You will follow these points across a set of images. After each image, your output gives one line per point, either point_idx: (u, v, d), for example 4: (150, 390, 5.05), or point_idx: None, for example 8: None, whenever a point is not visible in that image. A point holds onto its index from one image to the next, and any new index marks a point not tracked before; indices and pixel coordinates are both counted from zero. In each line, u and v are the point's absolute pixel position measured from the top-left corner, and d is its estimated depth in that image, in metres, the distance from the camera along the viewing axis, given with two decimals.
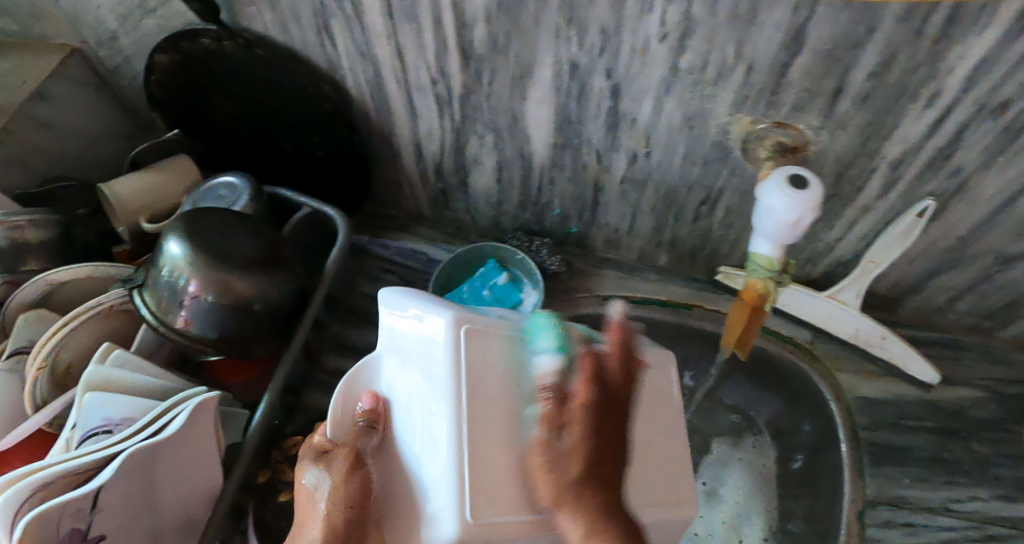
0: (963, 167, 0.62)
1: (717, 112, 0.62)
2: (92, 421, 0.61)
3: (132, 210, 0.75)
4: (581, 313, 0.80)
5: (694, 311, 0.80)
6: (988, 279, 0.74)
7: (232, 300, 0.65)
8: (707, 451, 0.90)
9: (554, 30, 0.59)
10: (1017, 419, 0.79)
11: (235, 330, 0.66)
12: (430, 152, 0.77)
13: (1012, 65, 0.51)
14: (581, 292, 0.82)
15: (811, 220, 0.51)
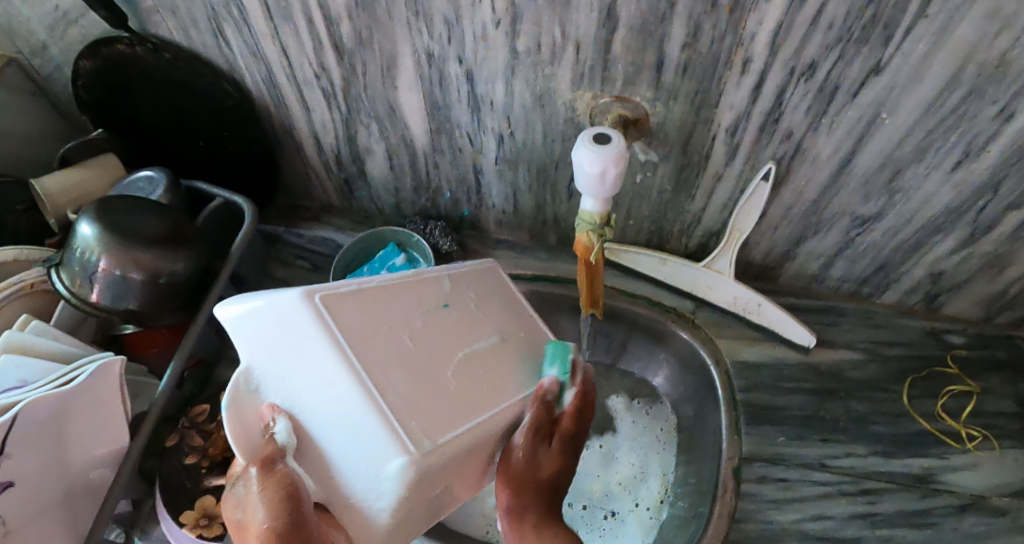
0: (793, 130, 0.66)
1: (560, 90, 0.69)
2: (5, 381, 0.66)
3: (61, 203, 0.84)
4: None
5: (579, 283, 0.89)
6: (851, 243, 0.79)
7: (140, 274, 0.73)
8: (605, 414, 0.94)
9: (406, 22, 0.66)
10: (894, 379, 0.81)
11: (143, 301, 0.74)
12: (328, 143, 0.87)
13: (806, 29, 0.56)
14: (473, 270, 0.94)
15: (615, 172, 0.56)
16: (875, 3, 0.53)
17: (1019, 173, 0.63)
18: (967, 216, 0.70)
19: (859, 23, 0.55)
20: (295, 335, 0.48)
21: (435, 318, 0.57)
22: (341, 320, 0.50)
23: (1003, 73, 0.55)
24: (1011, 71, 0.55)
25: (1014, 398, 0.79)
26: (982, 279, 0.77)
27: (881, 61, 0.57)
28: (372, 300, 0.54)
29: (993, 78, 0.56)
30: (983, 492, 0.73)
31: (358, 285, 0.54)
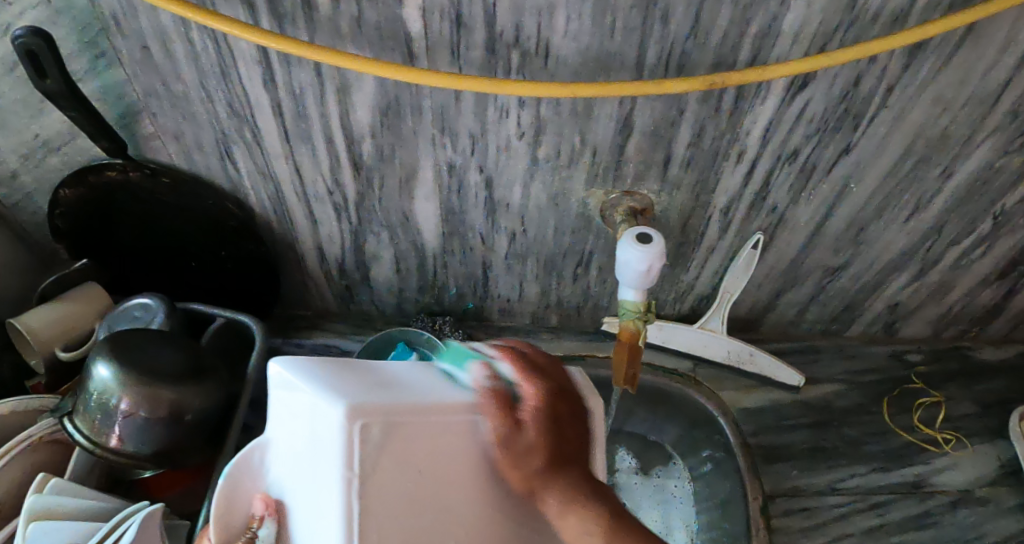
0: (778, 204, 0.76)
1: (575, 190, 0.74)
2: None
3: (42, 330, 0.77)
4: None
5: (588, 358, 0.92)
6: (822, 286, 0.87)
7: (164, 413, 0.69)
8: (615, 477, 0.99)
9: (431, 138, 0.69)
10: (874, 401, 0.91)
11: (169, 440, 0.69)
12: (332, 253, 0.86)
13: (791, 123, 0.67)
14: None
15: (660, 266, 0.61)
16: (846, 100, 0.64)
17: (956, 218, 0.77)
18: (918, 255, 0.82)
19: (834, 116, 0.66)
20: (319, 462, 0.35)
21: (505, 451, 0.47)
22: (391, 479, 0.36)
23: (943, 143, 0.68)
24: (949, 141, 0.68)
25: (972, 400, 0.91)
26: (931, 303, 0.89)
27: (851, 142, 0.69)
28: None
29: (937, 148, 0.69)
30: (965, 485, 0.84)
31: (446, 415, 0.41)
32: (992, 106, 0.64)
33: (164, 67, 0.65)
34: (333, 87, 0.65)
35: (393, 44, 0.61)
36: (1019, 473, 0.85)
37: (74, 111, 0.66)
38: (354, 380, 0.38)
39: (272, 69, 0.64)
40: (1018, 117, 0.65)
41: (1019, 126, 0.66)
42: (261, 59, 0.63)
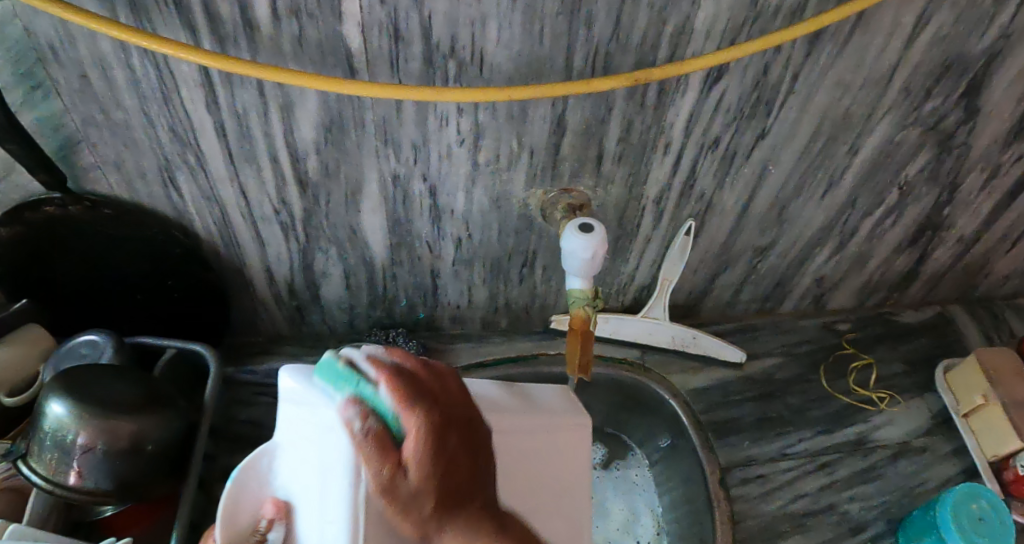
0: (705, 191, 0.82)
1: (516, 193, 0.78)
2: None
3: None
4: None
5: (542, 358, 0.94)
6: (754, 269, 0.94)
7: (124, 445, 0.67)
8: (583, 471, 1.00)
9: (375, 150, 0.72)
10: (811, 370, 0.97)
11: (130, 474, 0.68)
12: (281, 274, 0.86)
13: (710, 113, 0.73)
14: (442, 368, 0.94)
15: (603, 252, 0.65)
16: (758, 89, 0.71)
17: (867, 192, 0.85)
18: (837, 228, 0.89)
19: (747, 105, 0.72)
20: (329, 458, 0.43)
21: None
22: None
23: (848, 122, 0.76)
24: (852, 121, 0.76)
25: (901, 359, 1.00)
26: (854, 273, 0.97)
27: (765, 128, 0.75)
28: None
29: (842, 127, 0.76)
30: (903, 438, 0.91)
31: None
32: (885, 86, 0.72)
33: (102, 93, 0.65)
34: (276, 104, 0.67)
35: (334, 60, 0.64)
36: (950, 421, 0.93)
37: (12, 144, 0.66)
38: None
39: (214, 91, 0.65)
40: (909, 95, 0.73)
41: (910, 102, 0.74)
42: (203, 81, 0.64)
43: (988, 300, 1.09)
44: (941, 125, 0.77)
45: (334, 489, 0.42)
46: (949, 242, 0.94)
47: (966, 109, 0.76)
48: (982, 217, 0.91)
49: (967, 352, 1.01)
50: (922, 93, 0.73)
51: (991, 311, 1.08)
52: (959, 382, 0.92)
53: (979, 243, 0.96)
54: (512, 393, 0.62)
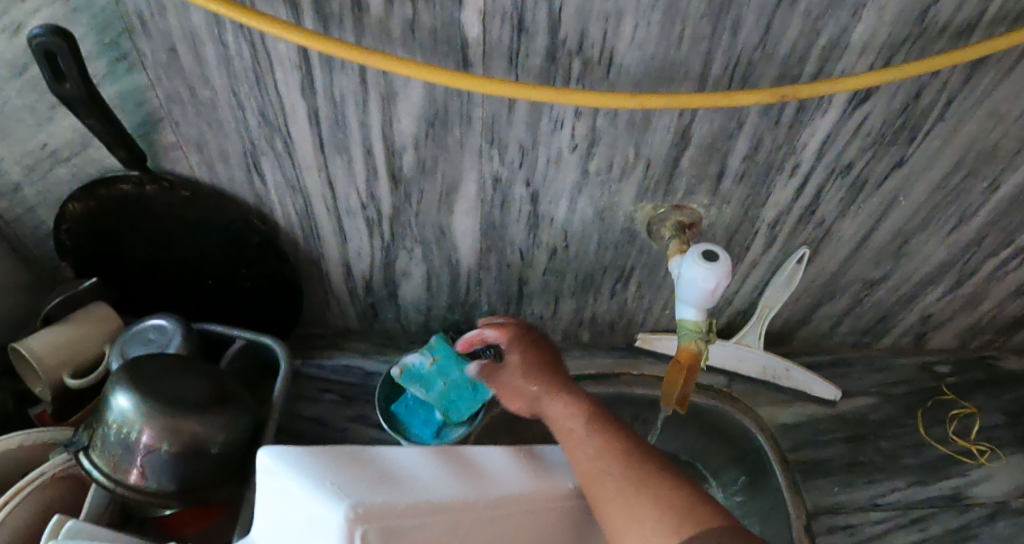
0: (826, 218, 0.74)
1: (623, 204, 0.71)
2: None
3: (39, 349, 0.71)
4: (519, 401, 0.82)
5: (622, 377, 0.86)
6: (861, 302, 0.86)
7: (189, 445, 0.64)
8: None
9: (477, 149, 0.66)
10: (908, 413, 0.89)
11: (193, 475, 0.65)
12: (360, 270, 0.80)
13: (846, 138, 0.67)
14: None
15: (725, 284, 0.59)
16: (905, 113, 0.65)
17: (998, 230, 0.77)
18: (957, 266, 0.81)
19: (891, 130, 0.66)
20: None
21: (477, 526, 0.53)
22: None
23: (994, 156, 0.69)
24: (1000, 154, 0.69)
25: (1002, 410, 0.90)
26: (962, 315, 0.88)
27: (904, 155, 0.69)
28: (420, 524, 0.48)
29: (986, 161, 0.70)
30: (1001, 497, 0.83)
31: (417, 509, 0.48)
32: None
33: (192, 71, 0.61)
34: (376, 96, 0.62)
35: (447, 50, 0.58)
36: None
37: (93, 120, 0.62)
38: (344, 472, 0.49)
39: (312, 76, 0.60)
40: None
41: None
42: (301, 62, 0.59)
43: None
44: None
45: None
46: None
47: None
48: None
49: None
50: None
51: None
52: None
53: None
54: (507, 462, 0.62)
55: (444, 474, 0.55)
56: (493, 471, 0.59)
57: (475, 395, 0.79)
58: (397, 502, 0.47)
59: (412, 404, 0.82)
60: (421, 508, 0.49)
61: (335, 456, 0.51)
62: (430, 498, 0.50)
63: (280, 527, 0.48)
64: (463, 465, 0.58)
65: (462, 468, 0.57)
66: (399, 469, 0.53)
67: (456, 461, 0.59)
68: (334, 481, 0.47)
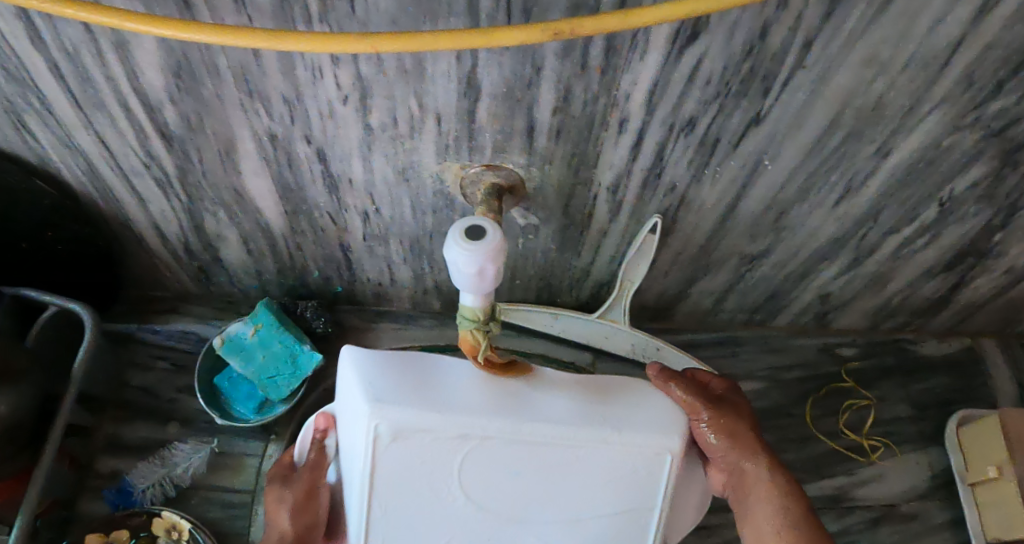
0: (676, 183, 0.61)
1: (425, 163, 0.60)
2: None
3: None
4: None
5: None
6: (741, 278, 0.75)
7: None
8: None
9: (240, 103, 0.56)
10: (797, 403, 0.80)
11: None
12: (172, 234, 0.73)
13: (683, 86, 0.50)
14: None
15: (495, 268, 0.49)
16: (751, 57, 0.47)
17: (897, 202, 0.63)
18: (852, 242, 0.69)
19: (736, 78, 0.49)
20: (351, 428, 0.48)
21: (507, 454, 0.49)
22: (388, 452, 0.46)
23: (878, 115, 0.53)
24: (885, 113, 0.53)
25: (907, 401, 0.82)
26: (867, 295, 0.77)
27: (761, 112, 0.53)
28: (425, 439, 0.46)
29: (871, 120, 0.54)
30: (890, 500, 0.76)
31: (433, 425, 0.46)
32: (943, 66, 0.48)
33: None
34: (109, 44, 0.50)
35: None
36: (951, 486, 0.78)
37: None
38: (388, 374, 0.48)
39: (36, 26, 0.48)
40: (973, 86, 0.50)
41: (973, 97, 0.51)
42: (17, 10, 0.47)
43: None
44: (1009, 131, 0.55)
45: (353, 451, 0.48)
46: (995, 272, 0.74)
47: None
48: None
49: (993, 401, 0.83)
50: (990, 87, 0.50)
51: None
52: (973, 441, 0.75)
53: None
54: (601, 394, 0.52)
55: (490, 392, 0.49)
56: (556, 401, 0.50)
57: (294, 372, 0.70)
58: (410, 413, 0.46)
59: (237, 377, 0.73)
60: (433, 425, 0.46)
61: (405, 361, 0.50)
62: (457, 417, 0.47)
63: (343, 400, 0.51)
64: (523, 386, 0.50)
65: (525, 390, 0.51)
66: (446, 385, 0.49)
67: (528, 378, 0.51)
68: (381, 379, 0.47)
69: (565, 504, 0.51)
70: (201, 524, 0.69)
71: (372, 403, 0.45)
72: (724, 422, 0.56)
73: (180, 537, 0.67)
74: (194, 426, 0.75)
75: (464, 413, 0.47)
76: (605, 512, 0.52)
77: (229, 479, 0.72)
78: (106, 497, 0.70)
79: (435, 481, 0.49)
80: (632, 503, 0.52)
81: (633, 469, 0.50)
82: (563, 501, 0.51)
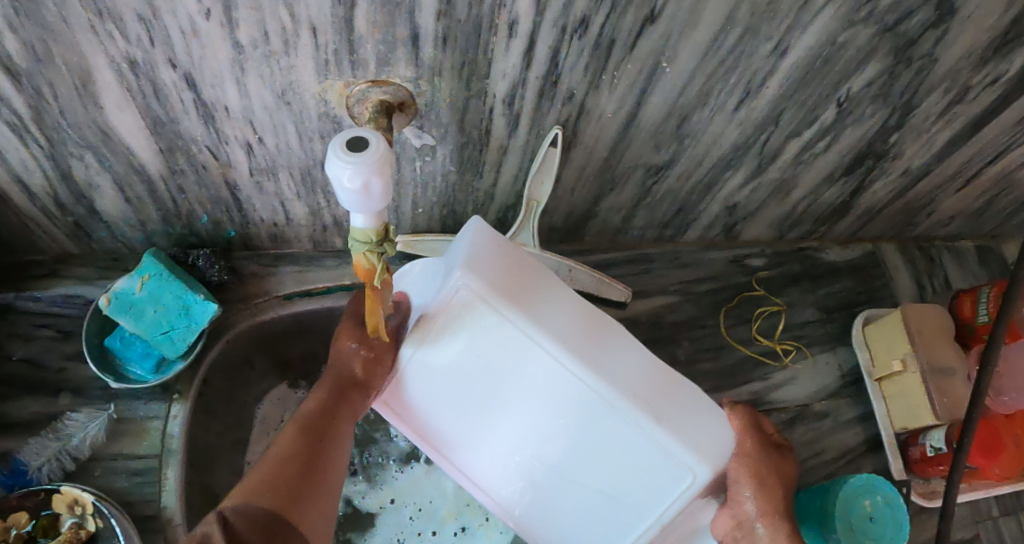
0: (575, 91, 0.59)
1: (304, 82, 0.56)
2: None
3: None
4: (264, 320, 0.76)
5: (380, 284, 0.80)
6: (649, 193, 0.75)
7: None
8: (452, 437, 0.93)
9: (87, 25, 0.48)
10: (711, 313, 0.82)
11: None
12: (37, 186, 0.65)
13: None
14: (259, 296, 0.76)
15: (381, 183, 0.44)
16: None
17: (795, 104, 0.64)
18: (753, 149, 0.69)
19: None
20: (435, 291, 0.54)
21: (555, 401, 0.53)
22: (454, 329, 0.51)
23: (773, 10, 0.52)
24: (780, 8, 0.52)
25: (815, 305, 0.85)
26: (772, 204, 0.79)
27: (655, 9, 0.51)
28: (491, 351, 0.51)
29: (765, 16, 0.52)
30: (804, 401, 0.80)
31: (512, 335, 0.50)
32: None
33: None
34: None
35: None
36: (859, 383, 0.82)
37: None
38: (503, 273, 0.50)
39: None
40: None
41: None
42: None
43: (923, 241, 0.93)
44: (900, 26, 0.55)
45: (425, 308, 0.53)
46: (891, 175, 0.77)
47: (939, 6, 0.53)
48: (936, 148, 0.72)
49: (891, 300, 0.87)
50: None
51: (926, 253, 0.92)
52: (878, 340, 0.79)
53: (926, 178, 0.78)
54: (673, 396, 0.52)
55: (571, 340, 0.50)
56: (627, 374, 0.51)
57: (189, 324, 0.66)
58: (500, 319, 0.50)
59: (129, 336, 0.68)
60: (507, 336, 0.50)
61: (519, 277, 0.51)
62: (541, 345, 0.50)
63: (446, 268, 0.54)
64: (611, 349, 0.51)
65: (603, 359, 0.51)
66: (542, 323, 0.50)
67: (619, 345, 0.52)
68: (485, 275, 0.49)
69: (569, 451, 0.55)
70: (106, 495, 0.64)
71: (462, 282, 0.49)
72: (768, 484, 0.55)
73: (85, 510, 0.63)
74: (86, 395, 0.69)
75: (540, 341, 0.50)
76: (599, 486, 0.57)
77: (131, 446, 0.67)
78: None
79: (477, 384, 0.54)
80: (633, 491, 0.56)
81: (650, 465, 0.53)
82: (574, 463, 0.56)
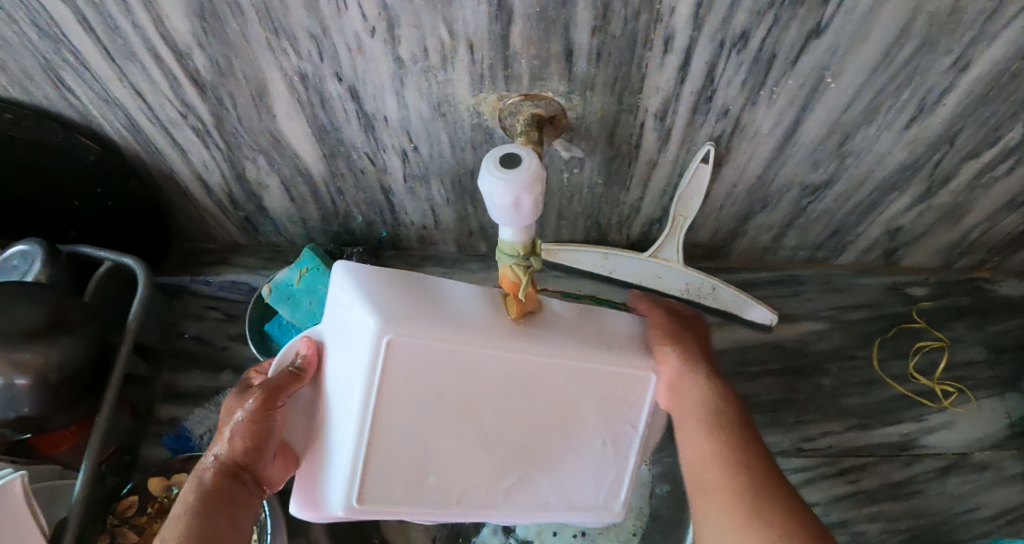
0: (729, 106, 0.56)
1: (460, 95, 0.57)
2: None
3: None
4: None
5: None
6: (802, 212, 0.72)
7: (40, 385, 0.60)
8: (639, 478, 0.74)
9: (265, 42, 0.52)
10: (860, 344, 0.78)
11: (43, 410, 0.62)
12: (215, 184, 0.73)
13: None
14: None
15: (531, 201, 0.42)
16: None
17: (975, 122, 0.57)
18: (923, 169, 0.63)
19: None
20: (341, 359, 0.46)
21: (516, 383, 0.48)
22: (394, 368, 0.44)
23: (956, 21, 0.46)
24: (963, 18, 0.46)
25: (984, 343, 0.78)
26: (941, 229, 0.73)
27: (822, 22, 0.47)
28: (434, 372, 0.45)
29: (944, 28, 0.47)
30: (963, 449, 0.73)
31: (443, 340, 0.45)
32: None
33: None
34: None
35: None
36: None
37: None
38: (411, 301, 0.46)
39: None
40: None
41: None
42: None
43: None
44: None
45: (350, 389, 0.45)
46: None
47: None
48: None
49: None
50: None
51: None
52: None
53: None
54: (599, 327, 0.52)
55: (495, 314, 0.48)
56: (557, 330, 0.50)
57: None
58: (435, 332, 0.44)
59: (285, 324, 0.75)
60: (449, 345, 0.45)
61: (415, 285, 0.48)
62: (477, 330, 0.46)
63: (338, 329, 0.47)
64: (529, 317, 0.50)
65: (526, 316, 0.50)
66: (459, 308, 0.48)
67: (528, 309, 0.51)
68: (389, 300, 0.45)
69: (550, 421, 0.50)
70: None
71: (380, 321, 0.43)
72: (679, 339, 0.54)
73: None
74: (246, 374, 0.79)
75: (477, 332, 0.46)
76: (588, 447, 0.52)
77: None
78: (166, 444, 0.75)
79: (438, 407, 0.46)
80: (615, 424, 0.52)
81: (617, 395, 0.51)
82: (553, 433, 0.51)
